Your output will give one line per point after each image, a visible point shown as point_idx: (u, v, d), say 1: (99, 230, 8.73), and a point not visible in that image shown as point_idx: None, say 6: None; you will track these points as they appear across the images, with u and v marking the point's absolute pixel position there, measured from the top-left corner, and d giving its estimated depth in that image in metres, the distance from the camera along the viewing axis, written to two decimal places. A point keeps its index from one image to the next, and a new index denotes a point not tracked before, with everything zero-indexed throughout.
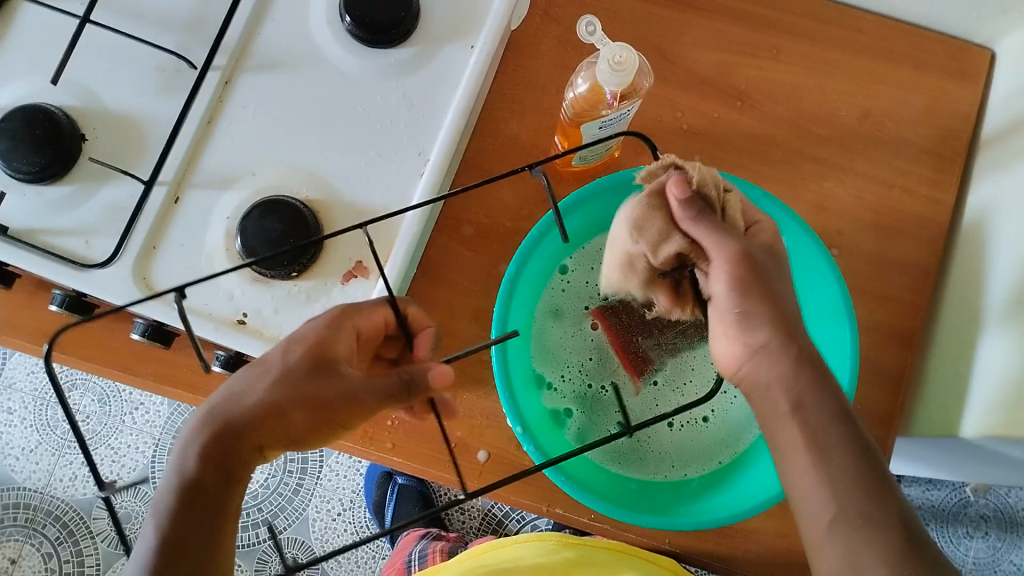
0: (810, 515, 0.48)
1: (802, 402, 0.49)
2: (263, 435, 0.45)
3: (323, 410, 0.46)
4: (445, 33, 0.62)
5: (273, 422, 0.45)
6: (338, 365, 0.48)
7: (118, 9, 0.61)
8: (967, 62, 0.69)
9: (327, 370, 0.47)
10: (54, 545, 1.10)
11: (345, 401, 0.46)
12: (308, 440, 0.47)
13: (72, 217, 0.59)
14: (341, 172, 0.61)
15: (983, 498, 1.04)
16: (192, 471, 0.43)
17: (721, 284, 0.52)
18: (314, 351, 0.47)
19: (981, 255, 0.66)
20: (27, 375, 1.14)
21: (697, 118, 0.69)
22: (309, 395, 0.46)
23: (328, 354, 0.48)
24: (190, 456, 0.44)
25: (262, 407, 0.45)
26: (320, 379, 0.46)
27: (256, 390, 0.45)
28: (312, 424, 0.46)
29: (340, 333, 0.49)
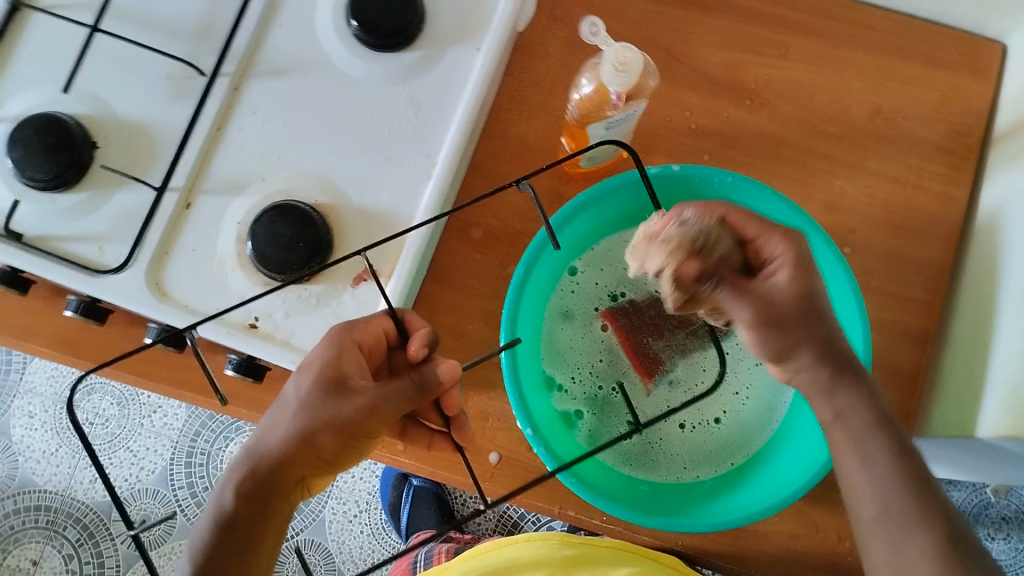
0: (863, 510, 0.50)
1: (841, 412, 0.51)
2: (297, 465, 0.47)
3: (346, 430, 0.47)
4: (453, 36, 0.62)
5: (305, 449, 0.47)
6: (349, 383, 0.48)
7: (128, 18, 0.62)
8: (979, 57, 0.68)
9: (341, 390, 0.48)
10: (76, 547, 1.12)
11: (365, 415, 0.47)
12: (344, 459, 0.49)
13: (85, 224, 0.60)
14: (350, 177, 0.61)
15: (1005, 498, 1.03)
16: (229, 505, 0.46)
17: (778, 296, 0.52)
18: (327, 375, 0.49)
19: (996, 251, 0.65)
20: (48, 380, 1.16)
21: (707, 117, 0.69)
22: (330, 416, 0.47)
23: (340, 373, 0.49)
24: (228, 494, 0.47)
25: (291, 441, 0.47)
26: (337, 400, 0.48)
27: (281, 423, 0.47)
28: (343, 443, 0.47)
29: (346, 351, 0.50)
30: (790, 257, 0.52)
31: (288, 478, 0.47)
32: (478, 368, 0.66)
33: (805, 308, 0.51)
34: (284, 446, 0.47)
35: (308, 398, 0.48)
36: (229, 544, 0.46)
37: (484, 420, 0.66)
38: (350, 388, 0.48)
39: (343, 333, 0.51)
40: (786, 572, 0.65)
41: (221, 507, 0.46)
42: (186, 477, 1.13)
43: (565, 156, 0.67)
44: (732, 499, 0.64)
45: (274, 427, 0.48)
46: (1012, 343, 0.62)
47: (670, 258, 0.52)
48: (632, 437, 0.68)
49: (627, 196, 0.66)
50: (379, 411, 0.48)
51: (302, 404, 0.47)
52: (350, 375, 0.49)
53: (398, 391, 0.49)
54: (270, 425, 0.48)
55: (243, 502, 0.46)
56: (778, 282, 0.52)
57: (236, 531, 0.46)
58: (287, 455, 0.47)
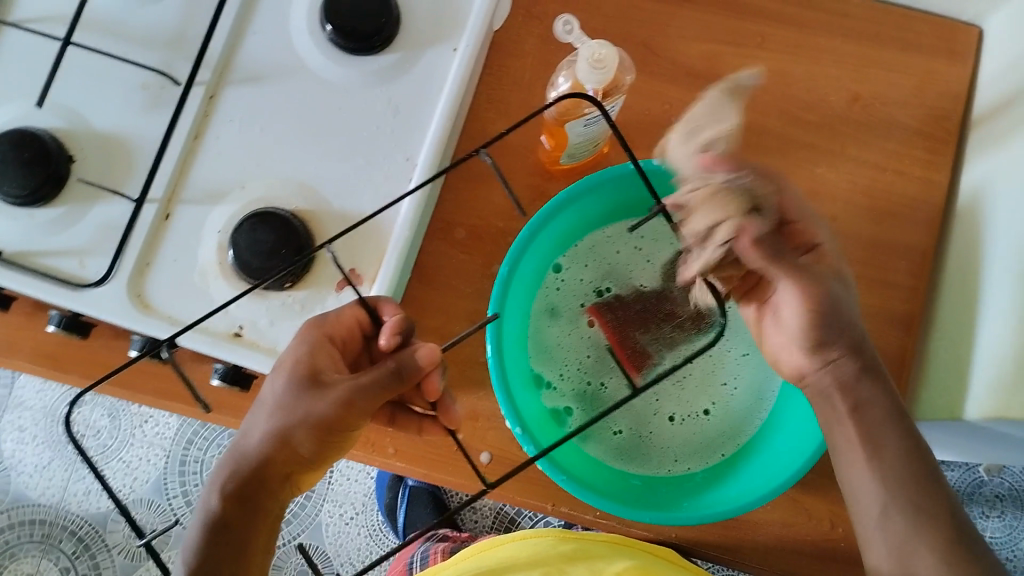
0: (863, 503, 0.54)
1: (861, 403, 0.56)
2: (281, 464, 0.47)
3: (324, 425, 0.47)
4: (428, 36, 0.62)
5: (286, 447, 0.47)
6: (323, 377, 0.48)
7: (100, 29, 0.61)
8: (956, 40, 0.69)
9: (315, 386, 0.48)
10: (72, 560, 1.11)
11: (339, 408, 0.47)
12: (324, 456, 0.49)
13: (65, 239, 0.59)
14: (330, 182, 0.61)
15: (997, 477, 1.03)
16: (217, 507, 0.46)
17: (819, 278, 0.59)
18: (301, 371, 0.49)
19: (978, 234, 0.65)
20: (37, 393, 1.15)
21: (686, 110, 0.69)
22: (305, 412, 0.47)
23: (315, 368, 0.49)
24: (213, 496, 0.47)
25: (270, 441, 0.47)
26: (311, 395, 0.48)
27: (259, 424, 0.48)
28: (319, 440, 0.48)
29: (318, 347, 0.50)
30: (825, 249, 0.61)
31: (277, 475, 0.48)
32: (465, 368, 0.66)
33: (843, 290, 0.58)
34: (265, 445, 0.47)
35: (284, 396, 0.48)
36: (223, 548, 0.45)
37: (474, 420, 0.66)
38: (324, 382, 0.48)
39: (316, 329, 0.51)
40: (779, 561, 0.65)
41: (207, 508, 0.47)
42: (180, 486, 1.12)
43: (546, 152, 0.67)
44: (724, 489, 0.64)
45: (254, 423, 0.49)
46: (997, 324, 0.62)
47: (729, 220, 0.53)
48: (622, 431, 0.69)
49: (609, 191, 0.66)
50: (353, 403, 0.47)
51: (279, 403, 0.48)
52: (324, 369, 0.49)
53: (373, 381, 0.48)
54: (254, 423, 0.49)
55: (229, 503, 0.47)
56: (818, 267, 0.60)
57: (228, 534, 0.46)
58: (269, 453, 0.47)
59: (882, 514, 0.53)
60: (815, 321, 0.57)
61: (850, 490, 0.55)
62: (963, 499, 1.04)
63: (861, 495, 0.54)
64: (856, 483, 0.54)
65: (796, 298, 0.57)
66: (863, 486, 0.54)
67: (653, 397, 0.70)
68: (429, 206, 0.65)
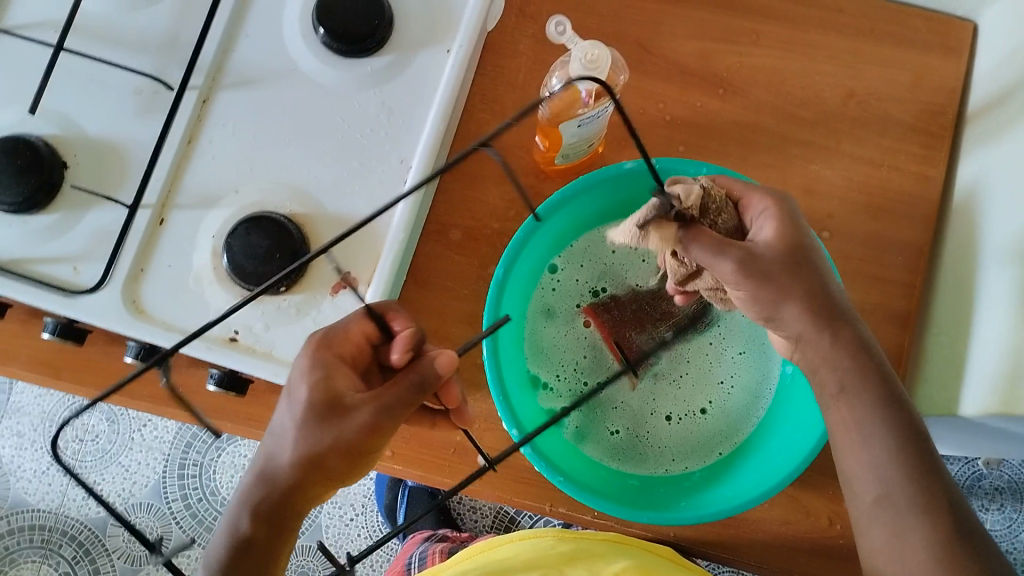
0: (861, 492, 0.52)
1: (847, 386, 0.53)
2: (309, 486, 0.47)
3: (351, 448, 0.47)
4: (421, 37, 0.62)
5: (314, 472, 0.47)
6: (343, 402, 0.48)
7: (92, 34, 0.61)
8: (951, 35, 0.68)
9: (336, 412, 0.47)
10: (73, 565, 1.11)
11: (367, 431, 0.47)
12: (347, 475, 0.49)
13: (59, 245, 0.59)
14: (324, 185, 0.61)
15: (996, 470, 1.04)
16: (245, 529, 0.46)
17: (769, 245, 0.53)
18: (318, 397, 0.48)
19: (973, 229, 0.65)
20: (35, 399, 1.15)
21: (681, 108, 0.68)
22: (334, 438, 0.46)
23: (333, 393, 0.48)
24: (243, 518, 0.47)
25: (299, 466, 0.47)
26: (335, 423, 0.47)
27: (286, 450, 0.47)
28: (349, 462, 0.48)
29: (333, 369, 0.50)
30: (772, 211, 0.54)
31: (304, 493, 0.48)
32: (463, 370, 0.66)
33: (792, 260, 0.53)
34: (292, 470, 0.47)
35: (303, 423, 0.47)
36: (246, 569, 0.46)
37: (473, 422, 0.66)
38: (346, 406, 0.48)
39: (324, 350, 0.50)
40: (778, 559, 0.65)
41: (234, 530, 0.47)
42: (180, 490, 1.12)
43: (540, 152, 0.66)
44: (720, 489, 0.64)
45: (277, 448, 0.47)
46: (994, 320, 0.62)
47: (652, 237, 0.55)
48: (619, 432, 0.69)
49: (603, 191, 0.66)
50: (381, 426, 0.47)
51: (297, 428, 0.47)
52: (342, 392, 0.49)
53: (397, 399, 0.48)
54: (272, 448, 0.48)
55: (256, 523, 0.47)
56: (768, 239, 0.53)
57: (251, 553, 0.46)
58: (297, 478, 0.47)
59: (876, 503, 0.51)
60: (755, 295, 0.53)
61: (851, 475, 0.53)
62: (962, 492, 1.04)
63: (860, 480, 0.52)
64: (856, 469, 0.53)
65: (730, 273, 0.52)
66: (862, 473, 0.52)
67: (650, 395, 0.70)
68: (424, 208, 0.65)
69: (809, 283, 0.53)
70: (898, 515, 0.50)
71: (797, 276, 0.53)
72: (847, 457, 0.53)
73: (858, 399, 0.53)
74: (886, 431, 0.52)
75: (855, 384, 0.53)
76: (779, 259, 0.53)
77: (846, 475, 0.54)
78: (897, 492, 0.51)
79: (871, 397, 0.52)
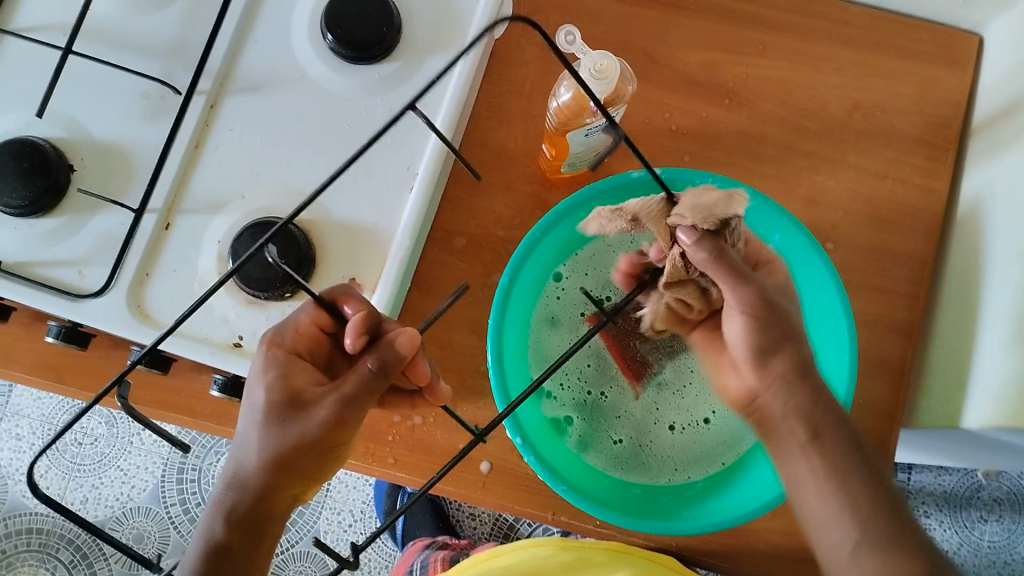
0: (832, 543, 0.48)
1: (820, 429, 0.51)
2: (284, 485, 0.48)
3: (317, 443, 0.48)
4: (428, 45, 0.62)
5: (284, 474, 0.47)
6: (303, 398, 0.48)
7: (100, 38, 0.61)
8: (956, 49, 0.69)
9: (296, 409, 0.48)
10: (70, 568, 1.11)
11: (330, 426, 0.47)
12: (317, 471, 0.49)
13: (65, 249, 0.59)
14: (330, 191, 0.61)
15: (995, 481, 1.04)
16: (220, 536, 0.47)
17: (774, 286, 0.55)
18: (278, 397, 0.48)
19: (978, 242, 0.65)
20: (34, 401, 1.15)
21: (686, 118, 0.69)
22: (298, 436, 0.47)
23: (293, 391, 0.48)
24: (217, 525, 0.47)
25: (267, 469, 0.47)
26: (296, 420, 0.47)
27: (249, 453, 0.47)
28: (315, 458, 0.48)
29: (291, 368, 0.50)
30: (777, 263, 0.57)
31: (278, 496, 0.48)
32: (466, 377, 0.66)
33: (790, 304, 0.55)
34: (260, 474, 0.47)
35: (266, 423, 0.47)
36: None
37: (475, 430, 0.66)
38: (306, 403, 0.48)
39: (277, 347, 0.51)
40: (780, 569, 0.65)
41: (209, 537, 0.47)
42: (178, 494, 1.12)
43: (547, 160, 0.66)
44: (722, 499, 0.64)
45: (243, 453, 0.48)
46: (996, 334, 0.62)
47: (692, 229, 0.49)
48: (622, 441, 0.69)
49: None
50: (345, 418, 0.48)
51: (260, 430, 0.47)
52: (302, 388, 0.49)
53: (357, 388, 0.48)
54: (240, 454, 0.48)
55: (231, 531, 0.47)
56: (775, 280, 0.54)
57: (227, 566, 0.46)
58: (268, 481, 0.47)
59: (853, 555, 0.47)
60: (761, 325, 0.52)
61: (818, 530, 0.49)
62: (962, 503, 1.04)
63: (830, 530, 0.48)
64: (820, 517, 0.49)
65: (746, 299, 0.51)
66: (835, 523, 0.48)
67: (653, 405, 0.71)
68: (430, 214, 0.65)
69: (801, 351, 0.53)
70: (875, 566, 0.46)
71: (794, 331, 0.53)
72: (811, 506, 0.50)
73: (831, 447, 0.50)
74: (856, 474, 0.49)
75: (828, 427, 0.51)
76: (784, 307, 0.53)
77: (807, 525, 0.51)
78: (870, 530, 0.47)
79: (840, 447, 0.50)
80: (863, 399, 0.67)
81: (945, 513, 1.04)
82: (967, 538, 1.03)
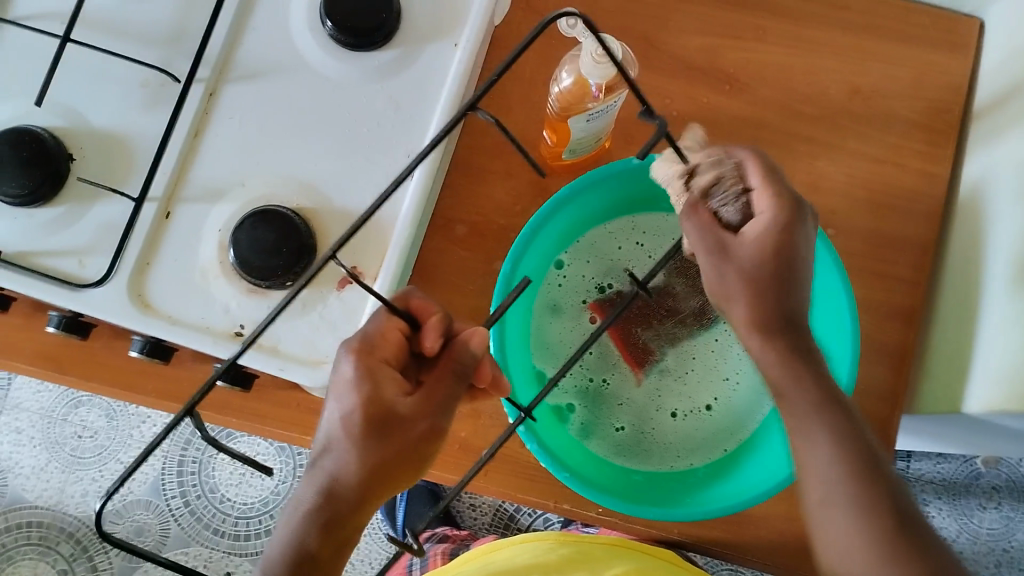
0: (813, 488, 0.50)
1: (785, 389, 0.50)
2: (376, 493, 0.47)
3: (410, 452, 0.47)
4: (429, 32, 0.62)
5: (377, 485, 0.46)
6: (397, 412, 0.46)
7: (97, 26, 0.61)
8: (956, 33, 0.69)
9: (390, 424, 0.46)
10: (71, 562, 1.11)
11: (428, 436, 0.47)
12: (402, 480, 0.48)
13: (65, 238, 0.59)
14: (330, 180, 0.60)
15: (994, 469, 1.04)
16: (312, 546, 0.45)
17: (760, 228, 0.50)
18: (371, 411, 0.46)
19: (979, 226, 0.65)
20: (34, 394, 1.14)
21: (686, 104, 0.68)
22: (395, 451, 0.46)
23: (384, 405, 0.46)
24: (310, 535, 0.45)
25: (363, 482, 0.46)
26: (394, 434, 0.46)
27: (348, 467, 0.46)
28: (405, 466, 0.47)
29: (381, 376, 0.47)
30: (772, 212, 0.50)
31: (370, 504, 0.47)
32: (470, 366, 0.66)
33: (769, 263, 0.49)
34: (359, 485, 0.46)
35: (359, 437, 0.45)
36: None
37: (478, 418, 0.66)
38: (399, 419, 0.46)
39: (365, 358, 0.47)
40: (783, 557, 0.65)
41: (300, 548, 0.45)
42: (179, 487, 1.12)
43: (548, 145, 0.66)
44: (725, 485, 0.64)
45: (338, 465, 0.46)
46: (999, 315, 0.62)
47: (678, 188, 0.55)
48: (624, 427, 0.70)
49: (609, 188, 0.67)
50: (438, 428, 0.48)
51: (352, 444, 0.45)
52: (392, 400, 0.47)
53: (445, 397, 0.48)
54: (329, 463, 0.46)
55: (323, 541, 0.46)
56: (746, 240, 0.50)
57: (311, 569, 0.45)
58: (362, 491, 0.46)
59: (823, 501, 0.49)
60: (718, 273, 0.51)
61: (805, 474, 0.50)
62: (961, 491, 1.04)
63: (811, 475, 0.49)
64: (806, 467, 0.50)
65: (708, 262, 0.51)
66: (815, 473, 0.49)
67: (655, 392, 0.71)
68: (431, 202, 0.65)
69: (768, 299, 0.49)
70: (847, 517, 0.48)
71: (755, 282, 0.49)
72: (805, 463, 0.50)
73: (798, 398, 0.49)
74: (826, 425, 0.49)
75: (809, 378, 0.49)
76: (752, 269, 0.50)
77: (803, 482, 0.51)
78: (836, 489, 0.48)
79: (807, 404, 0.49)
80: (863, 384, 0.67)
81: (943, 501, 1.04)
82: (966, 525, 1.03)
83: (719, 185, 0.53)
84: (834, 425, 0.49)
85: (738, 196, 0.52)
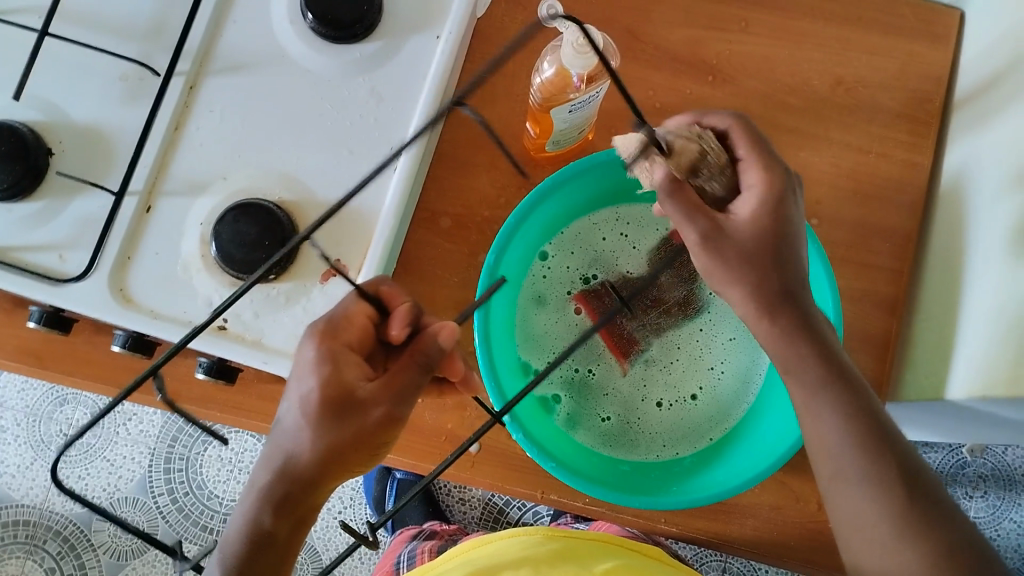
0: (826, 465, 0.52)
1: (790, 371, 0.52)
2: (330, 477, 0.48)
3: (368, 438, 0.47)
4: (411, 23, 0.61)
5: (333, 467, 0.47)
6: (357, 396, 0.46)
7: (76, 19, 0.60)
8: (937, 23, 0.69)
9: (349, 407, 0.46)
10: (58, 560, 1.10)
11: (385, 423, 0.47)
12: (363, 460, 0.49)
13: (46, 233, 0.58)
14: (313, 172, 0.60)
15: (980, 458, 1.05)
16: (267, 525, 0.48)
17: (750, 204, 0.53)
18: (330, 393, 0.46)
19: (961, 215, 0.66)
20: (19, 393, 1.14)
21: (670, 96, 0.68)
22: (352, 434, 0.46)
23: (344, 387, 0.47)
24: (264, 515, 0.47)
25: (318, 462, 0.46)
26: (351, 418, 0.46)
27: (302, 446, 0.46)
28: (368, 449, 0.48)
29: (342, 360, 0.47)
30: (761, 187, 0.53)
31: (325, 485, 0.48)
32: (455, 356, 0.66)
33: (760, 235, 0.52)
34: (313, 466, 0.47)
35: (316, 421, 0.46)
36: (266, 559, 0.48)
37: (463, 410, 0.66)
38: (358, 402, 0.46)
39: (327, 341, 0.48)
40: (768, 544, 0.66)
41: (256, 526, 0.47)
42: (166, 484, 1.11)
43: (530, 138, 0.67)
44: (710, 473, 0.64)
45: (294, 445, 0.47)
46: (980, 303, 0.62)
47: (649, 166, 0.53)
48: (610, 418, 0.70)
49: (593, 178, 0.66)
50: (395, 416, 0.47)
51: (308, 423, 0.46)
52: (353, 384, 0.47)
53: (406, 385, 0.47)
54: (287, 444, 0.47)
55: (277, 519, 0.48)
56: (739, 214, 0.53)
57: (271, 546, 0.48)
58: (317, 470, 0.47)
59: (833, 478, 0.51)
60: (717, 255, 0.52)
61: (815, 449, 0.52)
62: (947, 480, 1.05)
63: (824, 455, 0.51)
64: (816, 442, 0.52)
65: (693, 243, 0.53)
66: (828, 449, 0.51)
67: (641, 382, 0.71)
68: (415, 195, 0.65)
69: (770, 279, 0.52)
70: (860, 497, 0.50)
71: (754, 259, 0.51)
72: (813, 439, 0.52)
73: (806, 373, 0.51)
74: (833, 404, 0.51)
75: (808, 357, 0.51)
76: (753, 246, 0.51)
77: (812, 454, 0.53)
78: (846, 463, 0.50)
79: (814, 381, 0.51)
80: None
81: None
82: None
83: (706, 159, 0.54)
84: (839, 404, 0.51)
85: (723, 169, 0.54)
